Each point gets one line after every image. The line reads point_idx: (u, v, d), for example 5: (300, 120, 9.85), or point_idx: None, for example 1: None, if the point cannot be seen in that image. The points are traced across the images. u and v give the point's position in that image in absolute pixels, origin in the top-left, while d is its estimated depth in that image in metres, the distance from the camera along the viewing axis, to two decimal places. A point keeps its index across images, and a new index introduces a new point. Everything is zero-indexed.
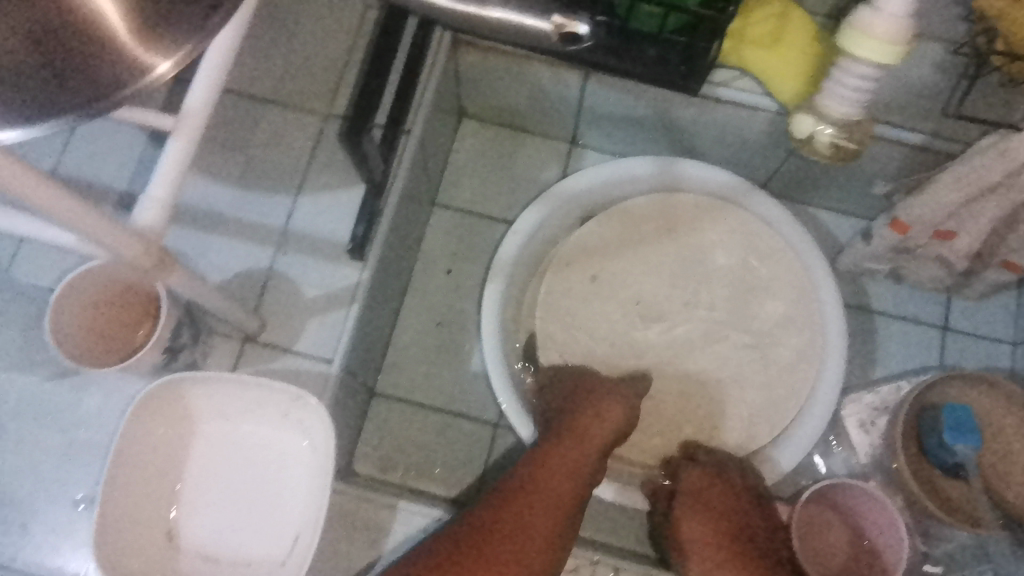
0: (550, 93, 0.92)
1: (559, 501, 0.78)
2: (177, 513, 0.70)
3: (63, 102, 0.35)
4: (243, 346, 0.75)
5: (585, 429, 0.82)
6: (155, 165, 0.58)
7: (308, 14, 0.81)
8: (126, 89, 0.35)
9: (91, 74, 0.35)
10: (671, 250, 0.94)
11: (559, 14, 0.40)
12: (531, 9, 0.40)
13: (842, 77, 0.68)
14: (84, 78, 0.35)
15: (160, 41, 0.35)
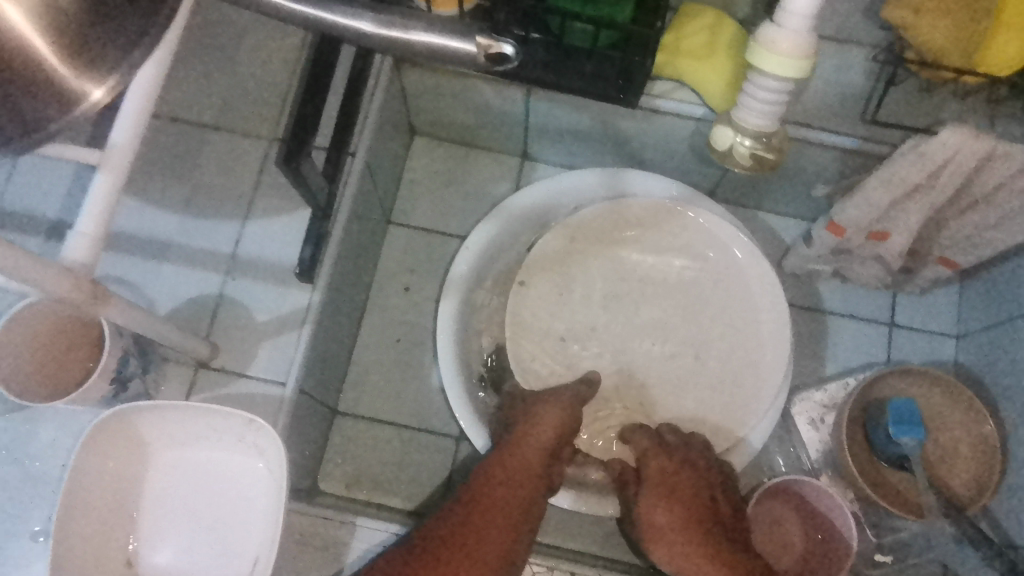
0: (496, 108, 0.93)
1: (515, 507, 0.76)
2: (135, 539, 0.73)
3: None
4: (196, 373, 0.78)
5: (529, 430, 0.81)
6: (84, 199, 0.56)
7: (246, 46, 0.85)
8: (53, 123, 0.37)
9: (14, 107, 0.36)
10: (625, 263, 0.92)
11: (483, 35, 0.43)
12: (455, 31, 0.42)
13: (752, 90, 0.61)
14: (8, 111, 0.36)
15: (86, 69, 0.36)
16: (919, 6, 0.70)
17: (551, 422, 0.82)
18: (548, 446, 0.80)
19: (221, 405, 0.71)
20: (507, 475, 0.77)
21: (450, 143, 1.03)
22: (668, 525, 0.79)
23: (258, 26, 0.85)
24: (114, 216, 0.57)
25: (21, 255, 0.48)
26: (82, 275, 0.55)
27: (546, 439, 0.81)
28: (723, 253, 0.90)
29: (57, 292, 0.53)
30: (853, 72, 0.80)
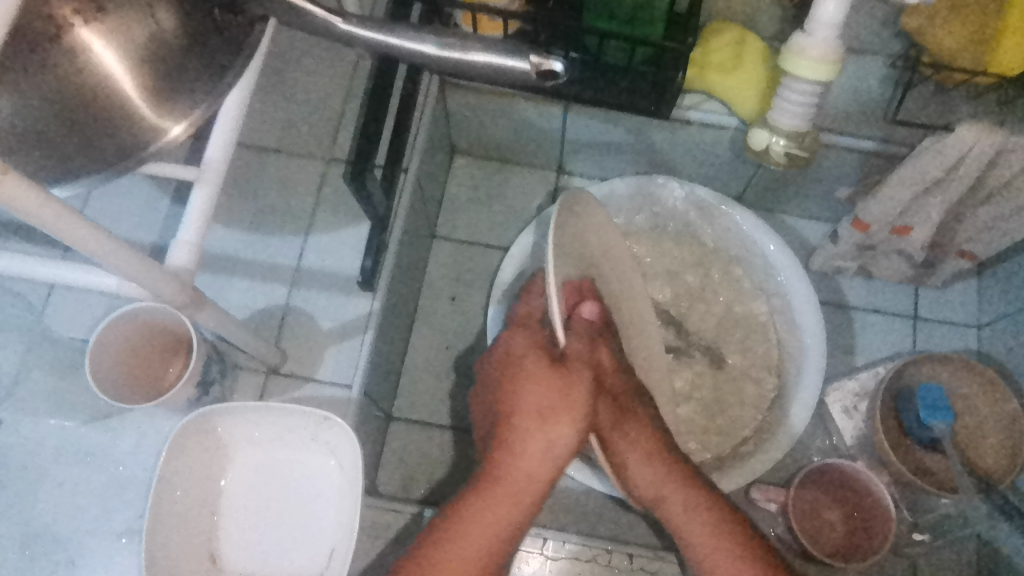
0: (533, 125, 0.99)
1: (531, 484, 0.66)
2: (219, 536, 0.77)
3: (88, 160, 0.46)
4: (268, 378, 0.83)
5: (549, 426, 0.68)
6: (184, 212, 0.61)
7: (303, 72, 0.91)
8: (148, 148, 0.47)
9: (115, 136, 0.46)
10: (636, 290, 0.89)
11: (535, 53, 0.44)
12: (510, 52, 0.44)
13: (785, 95, 0.66)
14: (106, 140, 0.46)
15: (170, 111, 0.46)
16: (933, 13, 0.76)
17: (575, 422, 0.69)
18: (566, 456, 0.68)
19: (297, 405, 0.75)
20: (519, 473, 0.66)
21: (488, 159, 1.09)
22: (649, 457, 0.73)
23: (314, 53, 0.92)
24: (210, 229, 0.62)
25: (142, 262, 0.53)
26: (187, 281, 0.60)
27: (567, 435, 0.68)
28: (741, 255, 0.99)
29: (165, 296, 0.58)
30: (871, 80, 0.86)
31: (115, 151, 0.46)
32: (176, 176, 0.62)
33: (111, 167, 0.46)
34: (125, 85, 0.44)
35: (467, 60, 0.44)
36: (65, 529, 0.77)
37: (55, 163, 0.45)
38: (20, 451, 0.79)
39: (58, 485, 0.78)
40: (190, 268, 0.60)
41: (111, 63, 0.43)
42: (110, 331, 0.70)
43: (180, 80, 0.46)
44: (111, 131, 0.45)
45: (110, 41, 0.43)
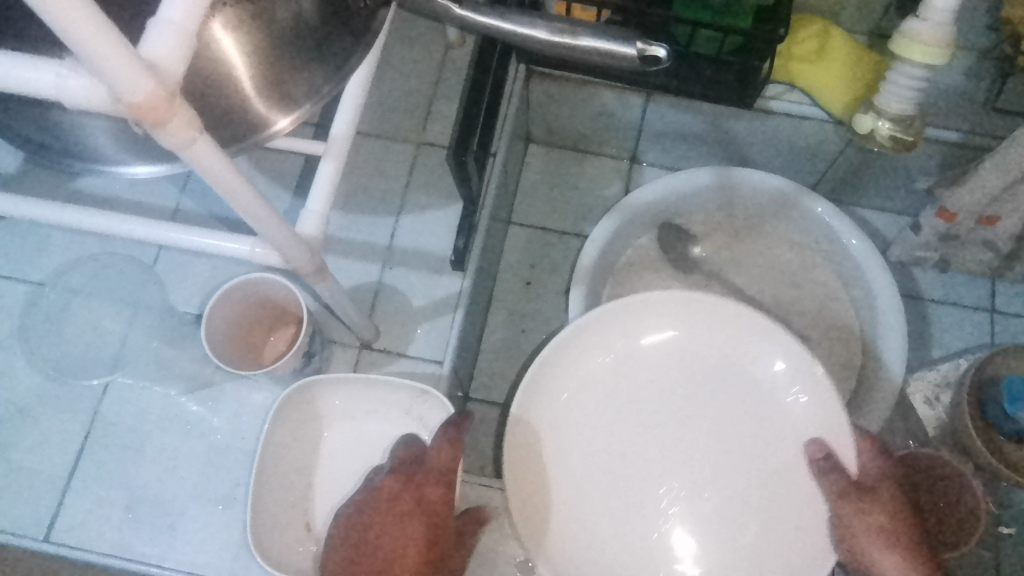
0: (614, 115, 1.01)
1: None
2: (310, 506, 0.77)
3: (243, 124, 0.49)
4: (361, 353, 0.85)
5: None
6: (313, 182, 0.64)
7: (394, 57, 0.94)
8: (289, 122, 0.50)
9: (262, 107, 0.49)
10: (772, 365, 0.76)
11: (640, 40, 0.51)
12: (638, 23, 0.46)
13: (896, 79, 0.68)
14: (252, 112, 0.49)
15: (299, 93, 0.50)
16: None
17: None
18: None
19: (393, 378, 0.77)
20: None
21: (562, 150, 1.10)
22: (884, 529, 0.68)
23: (403, 40, 0.94)
24: (335, 199, 0.65)
25: (282, 224, 0.55)
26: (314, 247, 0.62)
27: None
28: (817, 244, 1.00)
29: (297, 260, 0.60)
30: (963, 71, 0.86)
31: (250, 125, 0.49)
32: (307, 150, 0.65)
33: (250, 138, 0.49)
34: (244, 77, 0.47)
35: (578, 44, 0.51)
36: (167, 494, 0.80)
37: (228, 128, 0.48)
38: (128, 416, 0.82)
39: (161, 451, 0.81)
40: (318, 237, 0.63)
41: (233, 53, 0.46)
42: (229, 296, 0.74)
43: (322, 52, 0.50)
44: (255, 110, 0.49)
45: (235, 34, 0.46)
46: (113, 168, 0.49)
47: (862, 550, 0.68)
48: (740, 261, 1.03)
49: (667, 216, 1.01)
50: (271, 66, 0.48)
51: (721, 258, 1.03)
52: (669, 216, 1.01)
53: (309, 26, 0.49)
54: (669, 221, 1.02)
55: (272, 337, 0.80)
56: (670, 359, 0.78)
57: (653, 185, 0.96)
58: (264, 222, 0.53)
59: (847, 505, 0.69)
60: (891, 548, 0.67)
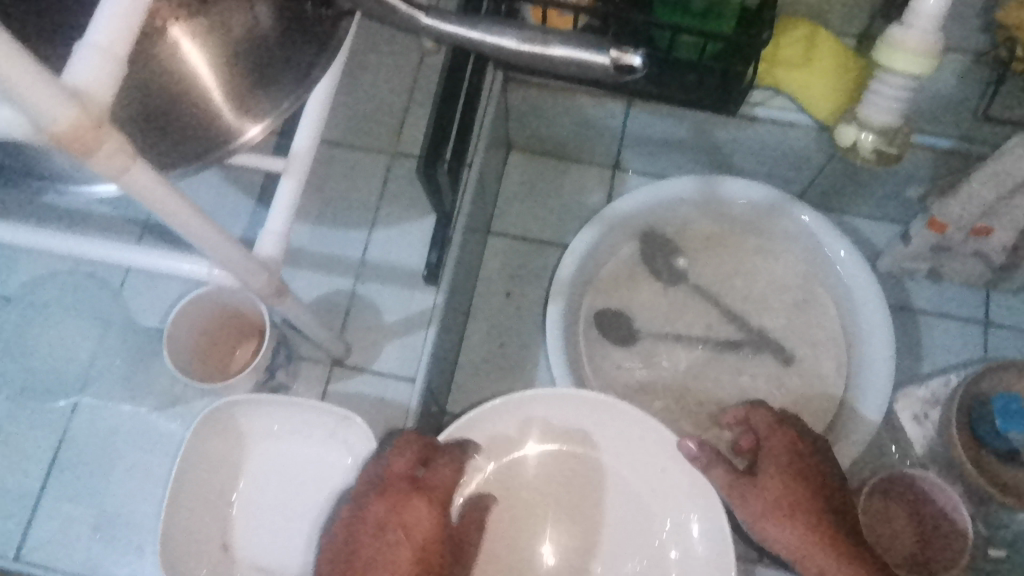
0: (596, 122, 0.98)
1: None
2: (233, 526, 0.78)
3: (188, 144, 0.46)
4: (331, 369, 0.84)
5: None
6: (272, 200, 0.62)
7: (368, 65, 0.91)
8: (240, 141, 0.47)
9: (209, 125, 0.46)
10: (659, 441, 0.78)
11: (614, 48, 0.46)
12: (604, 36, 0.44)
13: (880, 89, 0.66)
14: (201, 129, 0.46)
15: (254, 110, 0.47)
16: None
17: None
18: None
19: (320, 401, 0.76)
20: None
21: (544, 157, 1.08)
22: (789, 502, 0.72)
23: (378, 47, 0.92)
24: (295, 217, 0.62)
25: (237, 251, 0.54)
26: (272, 270, 0.60)
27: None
28: (804, 255, 0.97)
29: (253, 284, 0.58)
30: (955, 76, 0.83)
31: (202, 145, 0.46)
32: (264, 167, 0.63)
33: (199, 160, 0.47)
34: (211, 89, 0.45)
35: (546, 55, 0.47)
36: (134, 513, 0.79)
37: (171, 149, 0.46)
38: (95, 436, 0.80)
39: (128, 470, 0.80)
40: (277, 258, 0.61)
41: (200, 65, 0.45)
42: (195, 304, 0.73)
43: (272, 66, 0.47)
44: (200, 127, 0.46)
45: (200, 43, 0.44)
46: (52, 193, 0.47)
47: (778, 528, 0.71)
48: (721, 274, 1.00)
49: (645, 226, 0.99)
50: (221, 84, 0.46)
51: (708, 268, 1.00)
52: (650, 225, 0.99)
53: (260, 46, 0.46)
54: (650, 230, 1.00)
55: (237, 348, 0.78)
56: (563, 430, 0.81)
57: (637, 195, 0.94)
58: (221, 251, 0.51)
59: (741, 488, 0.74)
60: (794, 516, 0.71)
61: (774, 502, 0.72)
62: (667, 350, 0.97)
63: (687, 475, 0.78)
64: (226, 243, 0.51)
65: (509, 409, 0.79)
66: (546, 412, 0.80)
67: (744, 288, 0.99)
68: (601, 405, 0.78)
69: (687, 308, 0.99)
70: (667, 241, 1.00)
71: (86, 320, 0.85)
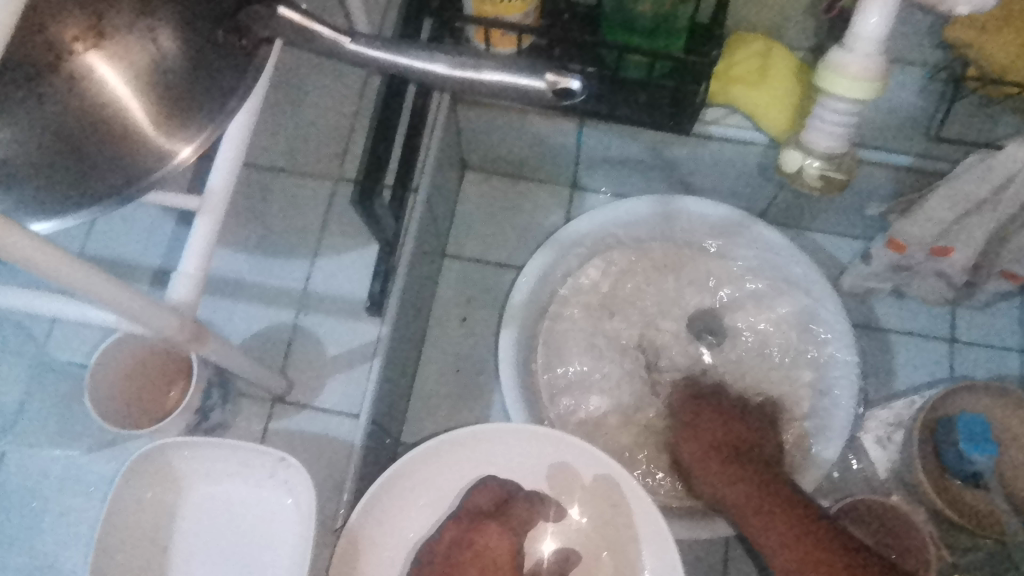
0: (549, 142, 0.95)
1: None
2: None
3: (98, 187, 0.42)
4: (274, 407, 0.81)
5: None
6: (186, 242, 0.58)
7: (311, 88, 0.88)
8: (155, 174, 0.43)
9: (122, 163, 0.42)
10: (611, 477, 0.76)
11: None
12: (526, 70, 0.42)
13: (823, 114, 0.63)
14: (115, 167, 0.42)
15: (179, 130, 0.42)
16: (984, 25, 0.70)
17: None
18: None
19: (257, 443, 0.72)
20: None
21: (500, 177, 1.05)
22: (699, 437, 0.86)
23: (321, 70, 0.89)
24: (212, 256, 0.59)
25: (145, 301, 0.51)
26: (187, 315, 0.57)
27: None
28: (763, 274, 0.95)
29: (166, 332, 0.55)
30: (915, 89, 0.80)
31: (120, 179, 0.42)
32: (178, 206, 0.60)
33: (115, 196, 0.43)
34: (131, 109, 0.41)
35: (479, 79, 0.39)
36: (66, 561, 0.75)
37: (80, 189, 0.42)
38: (27, 481, 0.77)
39: (60, 515, 0.77)
40: (192, 303, 0.58)
41: (117, 86, 0.40)
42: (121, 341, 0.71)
43: (189, 95, 0.42)
44: (116, 159, 0.42)
45: (115, 64, 0.39)
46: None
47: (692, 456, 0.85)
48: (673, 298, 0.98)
49: (601, 248, 0.96)
50: (129, 115, 0.41)
51: (666, 287, 0.98)
52: (606, 247, 0.96)
53: (165, 74, 0.41)
54: (605, 252, 0.97)
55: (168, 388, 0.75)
56: (516, 463, 0.79)
57: (587, 217, 0.92)
58: (123, 302, 0.48)
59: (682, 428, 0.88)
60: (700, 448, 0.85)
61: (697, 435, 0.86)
62: (624, 376, 0.95)
63: (626, 492, 0.76)
64: (131, 295, 0.49)
65: (458, 441, 0.77)
66: (494, 445, 0.78)
67: (703, 309, 0.97)
68: (534, 437, 0.77)
69: (647, 332, 0.97)
70: (624, 265, 0.97)
71: (14, 361, 0.81)
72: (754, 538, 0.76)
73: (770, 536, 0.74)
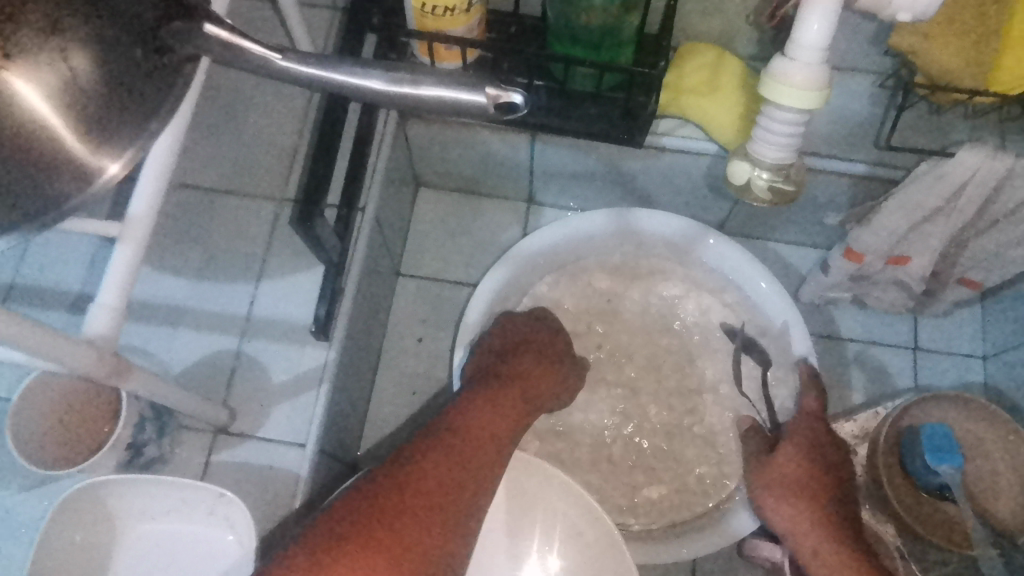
0: (504, 157, 0.93)
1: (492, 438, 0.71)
2: None
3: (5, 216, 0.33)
4: (215, 439, 0.77)
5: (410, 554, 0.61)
6: (105, 271, 0.55)
7: (254, 105, 0.86)
8: (76, 200, 0.34)
9: (39, 187, 0.33)
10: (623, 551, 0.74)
11: (492, 84, 0.37)
12: (464, 82, 0.36)
13: (769, 125, 0.62)
14: (28, 192, 0.33)
15: (106, 146, 0.34)
16: (928, 31, 0.70)
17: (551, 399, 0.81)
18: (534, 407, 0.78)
19: (194, 479, 0.68)
20: (419, 511, 0.63)
21: (456, 193, 1.03)
22: (793, 488, 0.78)
23: (264, 88, 0.86)
24: (135, 287, 0.56)
25: (53, 335, 0.47)
26: (105, 348, 0.53)
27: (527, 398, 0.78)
28: (724, 286, 0.93)
29: (82, 367, 0.51)
30: (868, 96, 0.79)
31: (40, 204, 0.33)
32: (96, 234, 0.56)
33: (33, 225, 0.33)
34: (48, 122, 0.33)
35: (419, 96, 0.37)
36: None
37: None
38: None
39: None
40: (113, 335, 0.54)
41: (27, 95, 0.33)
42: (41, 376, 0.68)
43: (119, 107, 0.34)
44: (32, 182, 0.33)
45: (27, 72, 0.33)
46: None
47: (780, 512, 0.78)
48: (633, 312, 0.96)
49: (559, 262, 0.94)
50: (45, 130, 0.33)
51: (626, 302, 0.96)
52: (564, 261, 0.94)
53: (81, 89, 0.34)
54: (563, 267, 0.95)
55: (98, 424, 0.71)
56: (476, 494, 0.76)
57: (545, 232, 0.90)
58: (24, 338, 0.44)
59: (770, 472, 0.81)
60: (790, 502, 0.78)
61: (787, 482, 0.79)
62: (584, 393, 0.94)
63: (596, 535, 0.75)
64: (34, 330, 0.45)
65: None
66: None
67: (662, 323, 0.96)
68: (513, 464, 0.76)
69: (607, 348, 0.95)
70: (582, 280, 0.96)
71: None
72: (802, 556, 0.76)
73: (826, 560, 0.73)
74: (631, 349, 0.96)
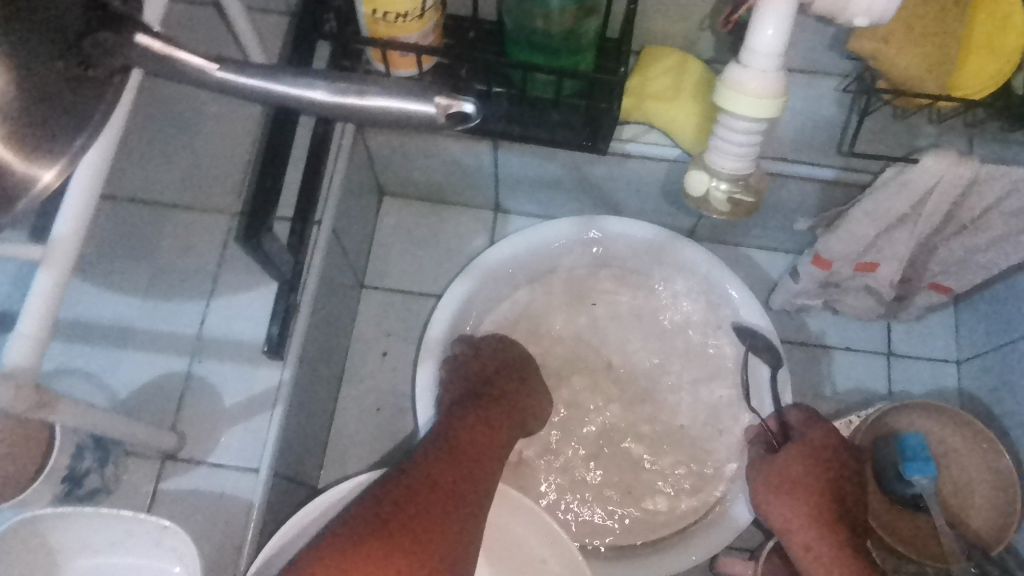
0: (467, 165, 0.91)
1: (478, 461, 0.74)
2: None
3: None
4: (163, 465, 0.74)
5: None
6: (24, 299, 0.51)
7: (204, 116, 0.82)
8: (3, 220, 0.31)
9: None
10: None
11: (442, 92, 0.30)
12: (409, 90, 0.30)
13: (726, 134, 0.59)
14: None
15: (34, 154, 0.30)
16: (888, 36, 0.68)
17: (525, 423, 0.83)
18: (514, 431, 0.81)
19: (137, 511, 0.64)
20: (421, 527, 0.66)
21: (420, 201, 1.01)
22: (797, 487, 0.79)
23: (214, 98, 0.83)
24: (58, 316, 0.52)
25: None
26: (24, 382, 0.50)
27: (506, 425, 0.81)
28: (694, 294, 0.91)
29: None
30: (832, 99, 0.78)
31: None
32: (15, 257, 0.52)
33: None
34: None
35: (363, 106, 0.31)
36: None
37: None
38: None
39: None
40: (34, 368, 0.51)
41: None
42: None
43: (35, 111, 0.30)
44: None
45: None
46: None
47: (780, 511, 0.79)
48: (602, 322, 0.94)
49: (525, 273, 0.92)
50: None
51: (594, 312, 0.94)
52: (530, 270, 0.92)
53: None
54: (529, 276, 0.92)
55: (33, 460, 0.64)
56: None
57: (511, 241, 0.87)
58: None
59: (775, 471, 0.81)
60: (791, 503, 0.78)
61: (789, 482, 0.80)
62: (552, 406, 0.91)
63: (558, 563, 0.72)
64: None
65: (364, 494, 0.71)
66: None
67: (631, 333, 0.94)
68: None
69: (575, 360, 0.93)
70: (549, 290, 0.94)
71: None
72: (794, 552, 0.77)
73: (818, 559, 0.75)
74: (600, 360, 0.93)
